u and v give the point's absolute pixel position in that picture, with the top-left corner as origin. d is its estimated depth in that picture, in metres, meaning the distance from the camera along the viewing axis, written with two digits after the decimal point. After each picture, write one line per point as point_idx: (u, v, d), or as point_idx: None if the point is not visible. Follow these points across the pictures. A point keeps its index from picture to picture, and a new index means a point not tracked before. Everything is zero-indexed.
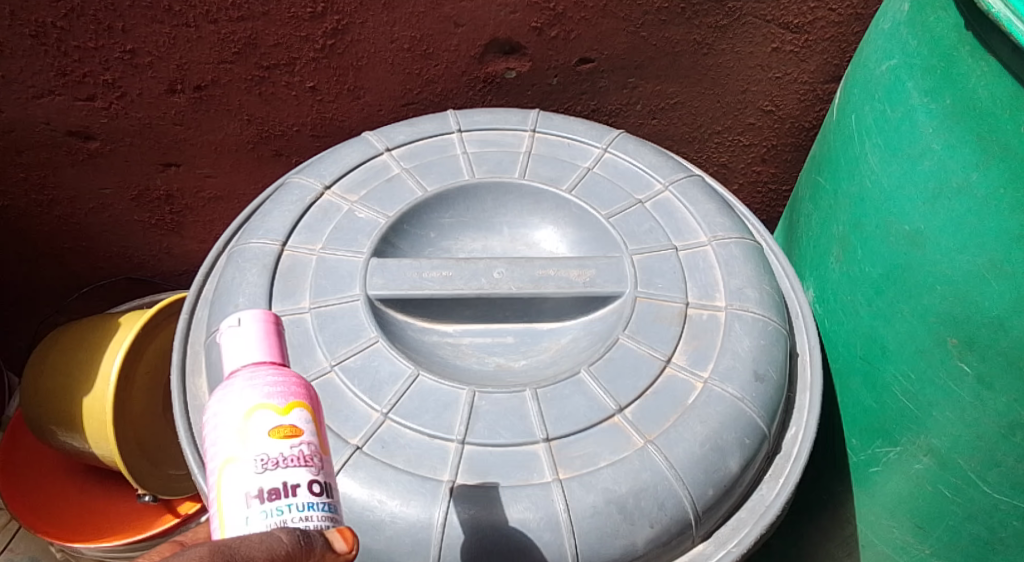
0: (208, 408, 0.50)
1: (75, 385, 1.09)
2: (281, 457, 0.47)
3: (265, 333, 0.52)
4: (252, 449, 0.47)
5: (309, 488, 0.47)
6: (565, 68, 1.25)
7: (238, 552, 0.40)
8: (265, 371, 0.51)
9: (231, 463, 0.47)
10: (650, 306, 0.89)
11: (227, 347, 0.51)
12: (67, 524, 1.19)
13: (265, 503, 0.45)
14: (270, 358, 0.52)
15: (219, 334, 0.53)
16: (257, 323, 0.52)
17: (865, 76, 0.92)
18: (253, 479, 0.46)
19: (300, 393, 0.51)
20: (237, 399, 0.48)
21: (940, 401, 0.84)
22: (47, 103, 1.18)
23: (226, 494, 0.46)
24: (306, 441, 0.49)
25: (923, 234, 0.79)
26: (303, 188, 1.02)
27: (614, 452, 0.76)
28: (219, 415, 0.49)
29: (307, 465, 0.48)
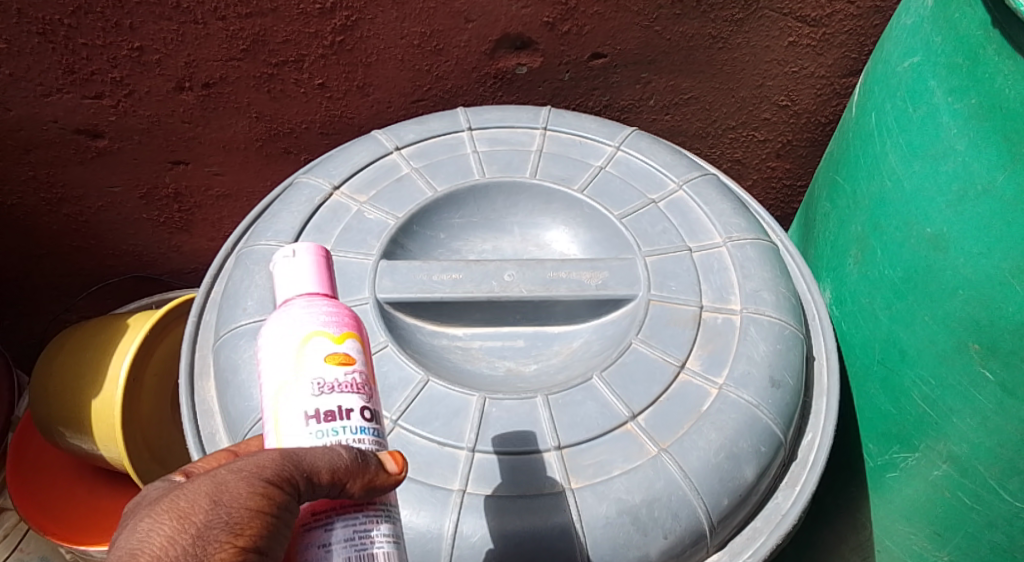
0: (263, 332, 0.52)
1: (84, 387, 1.09)
2: (337, 382, 0.48)
3: (318, 266, 0.55)
4: (309, 372, 0.48)
5: (361, 413, 0.49)
6: (577, 64, 1.23)
7: (304, 459, 0.44)
8: (318, 300, 0.53)
9: (287, 384, 0.48)
10: (663, 309, 0.87)
11: (285, 276, 0.54)
12: (77, 524, 1.19)
13: (322, 423, 0.47)
14: (323, 290, 0.55)
15: (275, 263, 0.55)
16: (311, 255, 0.56)
17: (886, 73, 0.89)
18: (310, 400, 0.48)
19: (351, 322, 0.53)
20: (294, 321, 0.50)
21: (961, 408, 0.81)
22: (55, 101, 1.18)
23: (284, 413, 0.48)
24: (358, 369, 0.50)
25: (945, 237, 0.76)
26: (312, 189, 1.01)
27: (627, 461, 0.75)
28: (277, 336, 0.51)
29: (360, 392, 0.49)
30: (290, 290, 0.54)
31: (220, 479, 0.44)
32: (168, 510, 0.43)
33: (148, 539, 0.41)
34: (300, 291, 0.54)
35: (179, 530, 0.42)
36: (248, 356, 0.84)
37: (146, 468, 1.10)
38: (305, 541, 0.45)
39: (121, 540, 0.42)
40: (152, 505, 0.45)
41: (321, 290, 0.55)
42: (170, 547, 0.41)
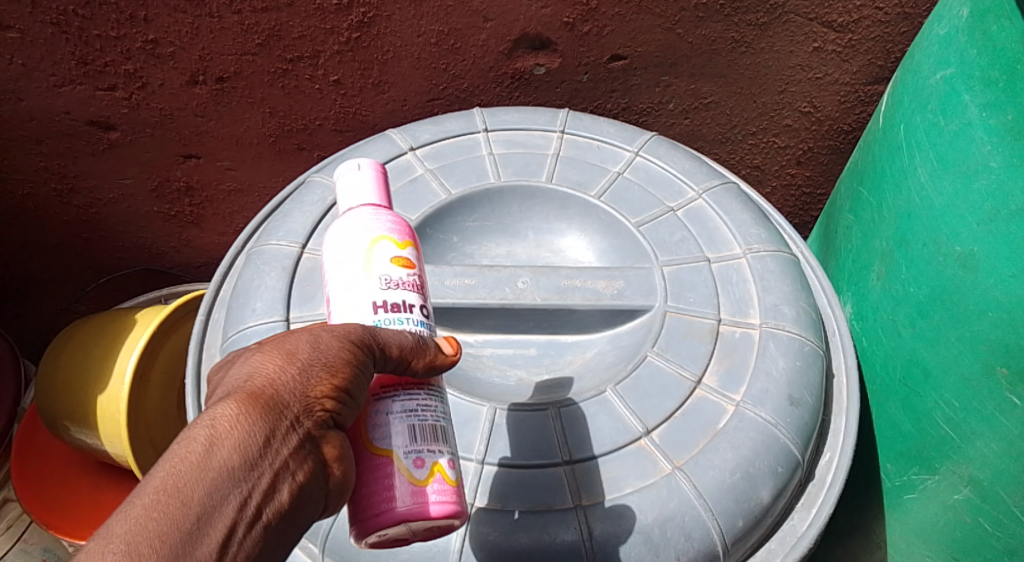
0: (330, 234, 0.59)
1: (91, 382, 1.08)
2: (400, 280, 0.56)
3: (379, 181, 0.63)
4: (378, 269, 0.55)
5: (419, 309, 0.56)
6: (596, 65, 1.21)
7: (378, 334, 0.50)
8: (380, 210, 0.60)
9: (356, 277, 0.55)
10: (680, 322, 0.85)
11: (350, 186, 0.61)
12: (81, 519, 1.19)
13: (387, 312, 0.54)
14: (383, 201, 0.62)
15: (341, 175, 0.62)
16: (373, 170, 0.63)
17: (916, 84, 0.86)
18: (378, 291, 0.55)
19: (407, 231, 0.60)
20: (362, 225, 0.58)
21: (985, 432, 0.78)
22: (68, 92, 1.17)
23: (352, 302, 0.54)
24: (416, 273, 0.58)
25: (976, 257, 0.73)
26: (324, 188, 0.99)
27: (640, 478, 0.74)
28: (345, 236, 0.57)
29: (417, 291, 0.57)
30: (354, 199, 0.61)
31: (316, 336, 0.49)
32: (276, 354, 0.48)
33: (251, 372, 0.48)
34: (364, 201, 0.61)
35: (286, 368, 0.48)
36: None
37: (151, 466, 1.09)
38: (373, 407, 0.51)
39: (230, 375, 0.49)
40: (262, 346, 0.50)
41: (381, 202, 0.62)
42: (268, 378, 0.47)
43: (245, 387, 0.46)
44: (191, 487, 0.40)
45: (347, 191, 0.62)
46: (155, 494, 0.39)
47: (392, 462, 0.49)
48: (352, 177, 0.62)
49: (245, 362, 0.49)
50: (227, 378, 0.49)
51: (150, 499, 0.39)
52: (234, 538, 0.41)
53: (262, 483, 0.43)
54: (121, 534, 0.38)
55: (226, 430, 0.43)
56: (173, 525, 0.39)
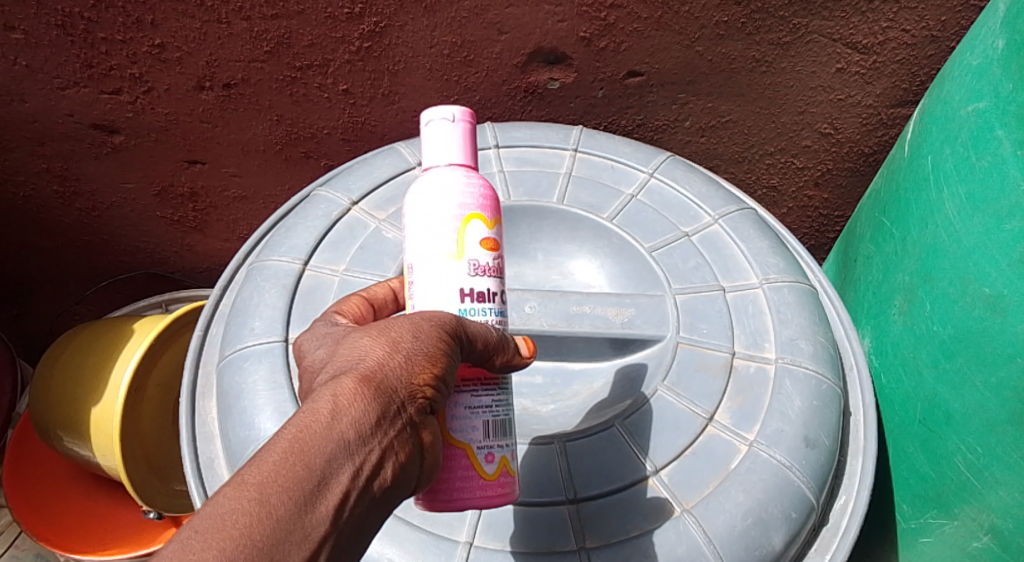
0: (412, 195, 0.58)
1: (86, 394, 1.07)
2: (486, 266, 0.56)
3: (467, 139, 0.60)
4: (468, 253, 0.55)
5: (498, 297, 0.57)
6: (612, 81, 1.18)
7: (467, 325, 0.51)
8: (468, 176, 0.58)
9: (446, 257, 0.55)
10: (692, 354, 0.82)
11: (439, 144, 0.58)
12: (72, 529, 1.18)
13: (473, 302, 0.55)
14: (468, 161, 0.59)
15: (429, 126, 0.59)
16: (459, 122, 0.59)
17: (945, 114, 0.82)
18: (466, 278, 0.55)
19: (493, 201, 0.59)
20: (453, 197, 0.56)
21: (1010, 481, 0.74)
22: (72, 95, 1.15)
23: (440, 284, 0.54)
24: (499, 255, 0.58)
25: (1006, 301, 0.69)
26: (329, 203, 0.97)
27: (646, 520, 0.71)
28: (435, 204, 0.56)
29: (498, 277, 0.57)
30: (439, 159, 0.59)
31: (417, 323, 0.48)
32: (380, 336, 0.47)
33: (361, 347, 0.46)
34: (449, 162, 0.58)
35: (390, 352, 0.46)
36: (254, 382, 0.81)
37: (144, 481, 1.08)
38: (452, 399, 0.54)
39: (337, 348, 0.48)
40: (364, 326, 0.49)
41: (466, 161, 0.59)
42: (380, 357, 0.45)
43: (359, 359, 0.45)
44: (315, 449, 0.39)
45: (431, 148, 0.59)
46: (282, 454, 0.39)
47: (467, 455, 0.53)
48: (439, 131, 0.59)
49: (353, 336, 0.48)
50: (335, 351, 0.48)
51: (278, 456, 0.39)
52: (347, 507, 0.40)
53: (372, 458, 0.42)
54: (253, 485, 0.37)
55: (345, 401, 0.42)
56: (299, 485, 0.38)
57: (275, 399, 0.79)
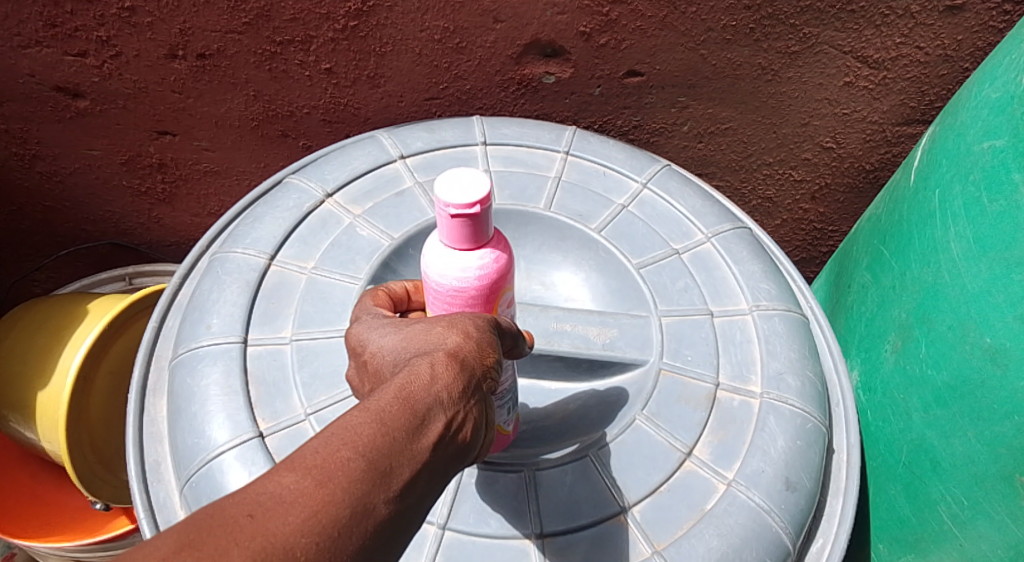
0: (426, 268, 0.53)
1: (33, 376, 1.01)
2: None
3: (480, 220, 0.50)
4: None
5: None
6: (610, 79, 1.12)
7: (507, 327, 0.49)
8: (481, 255, 0.52)
9: None
10: (674, 383, 0.78)
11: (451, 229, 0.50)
12: (13, 511, 1.12)
13: None
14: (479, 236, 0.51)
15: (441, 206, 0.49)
16: (473, 209, 0.48)
17: (957, 148, 0.78)
18: None
19: (507, 278, 0.54)
20: (467, 292, 0.53)
21: (993, 538, 0.70)
22: (33, 54, 1.06)
23: None
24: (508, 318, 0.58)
25: (1006, 353, 0.65)
26: (301, 193, 0.91)
27: (614, 560, 0.67)
28: (450, 296, 0.53)
29: None
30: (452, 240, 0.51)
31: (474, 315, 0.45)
32: (447, 324, 0.43)
33: (433, 331, 0.42)
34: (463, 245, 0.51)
35: (462, 336, 0.42)
36: (205, 385, 0.76)
37: (90, 471, 1.02)
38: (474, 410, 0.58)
39: (406, 331, 0.44)
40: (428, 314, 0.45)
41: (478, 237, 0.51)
42: (453, 337, 0.41)
43: (434, 337, 0.41)
44: (416, 397, 0.36)
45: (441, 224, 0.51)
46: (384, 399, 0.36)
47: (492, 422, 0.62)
48: (451, 216, 0.49)
49: (422, 322, 0.44)
50: (404, 337, 0.43)
51: (371, 403, 0.35)
52: (433, 467, 0.36)
53: (455, 423, 0.38)
54: (372, 412, 0.35)
55: (429, 368, 0.38)
56: (392, 435, 0.34)
57: (227, 406, 0.74)
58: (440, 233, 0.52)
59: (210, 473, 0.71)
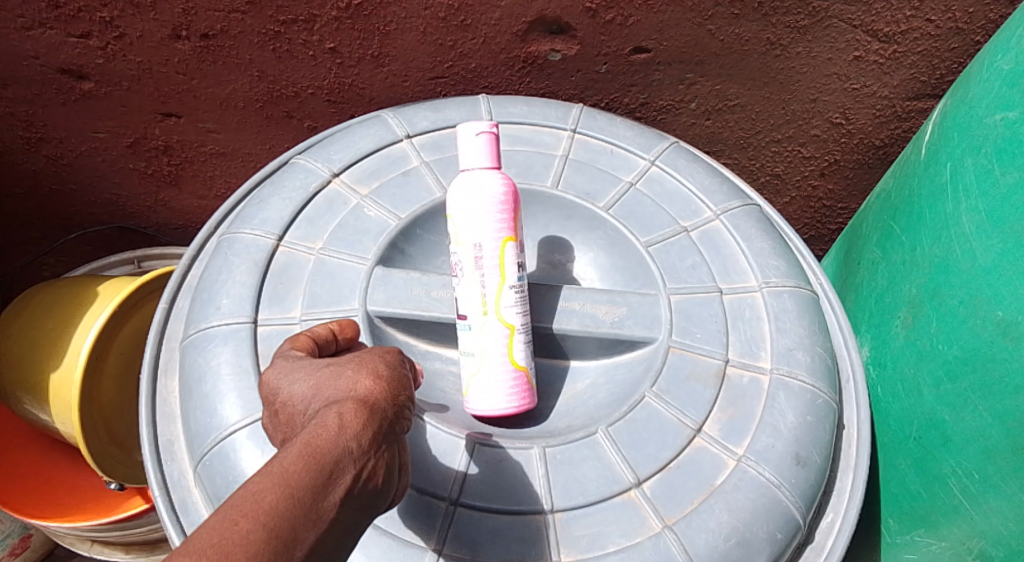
0: (453, 191, 0.73)
1: (45, 358, 1.02)
2: (506, 250, 0.73)
3: (490, 146, 0.72)
4: (491, 241, 0.72)
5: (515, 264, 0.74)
6: (617, 56, 1.11)
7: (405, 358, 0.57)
8: (493, 172, 0.73)
9: (476, 244, 0.72)
10: (683, 360, 0.78)
11: (470, 155, 0.72)
12: (29, 491, 1.14)
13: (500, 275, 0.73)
14: (495, 163, 0.73)
15: (461, 138, 0.72)
16: (489, 136, 0.72)
17: (968, 120, 0.77)
18: (489, 259, 0.72)
19: (511, 192, 0.74)
20: (480, 197, 0.72)
21: (1004, 509, 0.71)
22: (36, 36, 1.06)
23: (472, 260, 0.73)
24: (514, 233, 0.74)
25: (1019, 327, 0.65)
26: (307, 173, 0.90)
27: (625, 536, 0.67)
28: (468, 203, 0.72)
29: (515, 252, 0.74)
30: (473, 162, 0.73)
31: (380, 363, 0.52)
32: (357, 375, 0.50)
33: (344, 381, 0.49)
34: (481, 166, 0.72)
35: (371, 385, 0.49)
36: (217, 366, 0.76)
37: (103, 451, 1.03)
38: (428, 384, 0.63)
39: (315, 380, 0.51)
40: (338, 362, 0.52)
41: (494, 164, 0.73)
42: (363, 386, 0.49)
43: (344, 386, 0.49)
44: (327, 448, 0.43)
45: (466, 149, 0.73)
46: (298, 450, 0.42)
47: (513, 336, 0.73)
48: (472, 142, 0.72)
49: (331, 370, 0.51)
50: (317, 387, 0.50)
51: (285, 455, 0.42)
52: (345, 513, 0.43)
53: (365, 471, 0.45)
54: (287, 463, 0.42)
55: (337, 420, 0.45)
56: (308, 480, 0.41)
57: (239, 386, 0.74)
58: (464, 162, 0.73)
59: (224, 451, 0.72)
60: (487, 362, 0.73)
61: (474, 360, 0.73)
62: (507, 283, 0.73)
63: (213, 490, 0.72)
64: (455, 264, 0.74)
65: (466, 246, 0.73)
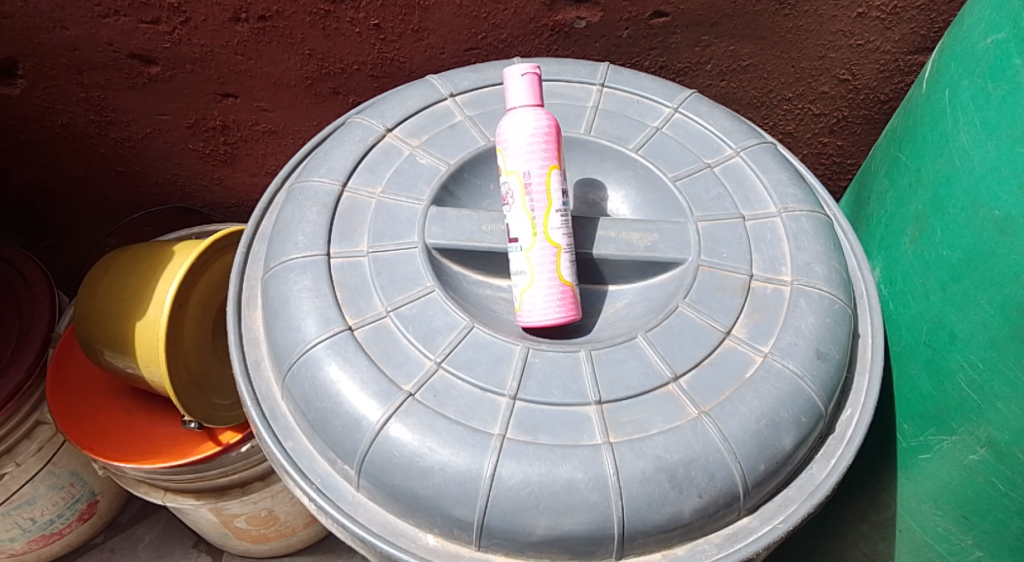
0: (503, 128, 0.83)
1: (131, 309, 1.13)
2: (551, 178, 0.83)
3: (531, 85, 0.83)
4: (537, 170, 0.82)
5: (560, 192, 0.84)
6: (637, 21, 1.20)
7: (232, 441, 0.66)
8: (536, 109, 0.83)
9: (522, 173, 0.82)
10: (712, 276, 0.87)
11: (515, 94, 0.83)
12: (113, 439, 1.23)
13: (546, 200, 0.82)
14: (538, 100, 0.83)
15: (506, 80, 0.83)
16: (530, 76, 0.83)
17: (964, 49, 0.85)
18: (537, 187, 0.82)
19: (554, 129, 0.83)
20: (526, 131, 0.82)
21: (1008, 395, 0.79)
22: (113, 23, 1.17)
23: (521, 189, 0.83)
24: (558, 164, 0.84)
25: (1014, 222, 0.73)
26: (364, 129, 1.01)
27: (666, 421, 0.76)
28: (516, 136, 0.82)
29: (560, 182, 0.84)
30: (516, 100, 0.83)
31: None
32: None
33: None
34: (524, 103, 0.83)
35: None
36: (298, 290, 0.86)
37: (185, 392, 1.14)
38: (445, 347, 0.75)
39: None
40: None
41: (536, 101, 0.83)
42: None
43: None
44: None
45: (512, 89, 0.83)
46: None
47: (560, 253, 0.83)
48: (516, 81, 0.83)
49: None
50: None
51: None
52: None
53: None
54: None
55: None
56: None
57: (319, 305, 0.84)
58: (510, 102, 0.84)
59: (309, 361, 0.82)
60: (537, 279, 0.82)
61: (526, 277, 0.83)
62: (553, 207, 0.83)
63: (301, 394, 0.82)
64: (506, 192, 0.84)
65: (515, 173, 0.83)
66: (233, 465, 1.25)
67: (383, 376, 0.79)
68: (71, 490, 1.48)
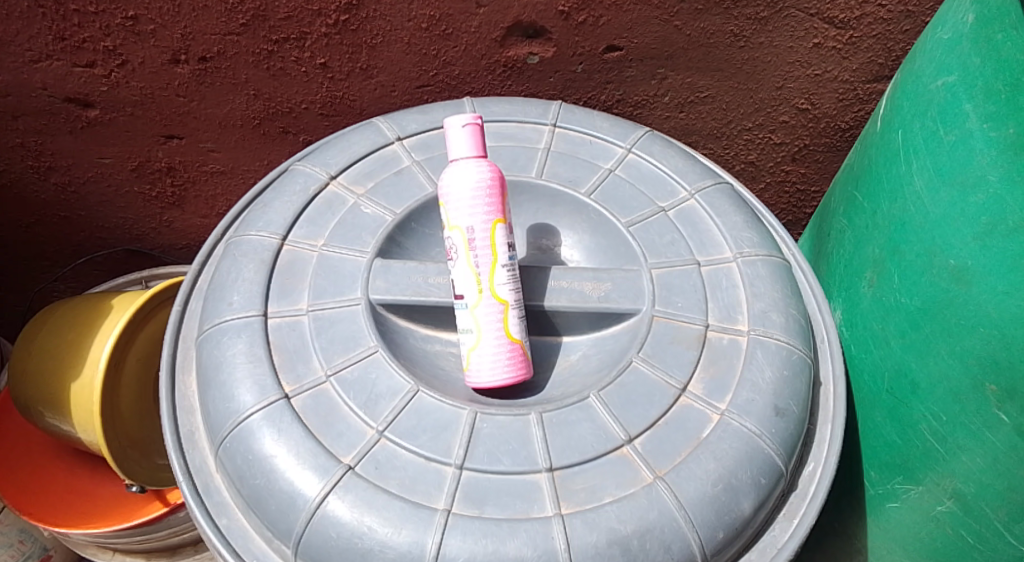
0: (446, 180, 0.80)
1: (65, 368, 1.07)
2: (496, 233, 0.79)
3: (472, 134, 0.79)
4: (480, 225, 0.79)
5: (506, 246, 0.80)
6: (591, 55, 1.18)
7: None
8: (479, 161, 0.80)
9: (464, 229, 0.79)
10: (667, 327, 0.84)
11: (455, 144, 0.79)
12: (52, 501, 1.18)
13: (492, 256, 0.79)
14: (480, 151, 0.80)
15: (447, 130, 0.80)
16: (472, 124, 0.79)
17: (916, 89, 0.84)
18: (482, 243, 0.79)
19: (499, 181, 0.81)
20: (470, 182, 0.79)
21: (972, 447, 0.76)
22: (45, 68, 1.12)
23: (463, 243, 0.79)
24: (503, 219, 0.80)
25: (969, 272, 0.71)
26: (307, 177, 0.96)
27: (620, 487, 0.72)
28: (458, 189, 0.79)
29: (506, 235, 0.80)
30: (458, 152, 0.80)
31: None
32: None
33: None
34: (466, 155, 0.79)
35: None
36: (232, 356, 0.81)
37: (125, 454, 1.09)
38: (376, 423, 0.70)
39: None
40: None
41: (479, 152, 0.80)
42: None
43: None
44: None
45: (454, 141, 0.80)
46: None
47: (507, 311, 0.79)
48: (459, 130, 0.79)
49: None
50: None
51: None
52: None
53: None
54: None
55: None
56: None
57: (254, 372, 0.79)
58: (452, 152, 0.80)
59: (243, 433, 0.77)
60: (484, 338, 0.79)
61: (472, 336, 0.79)
62: (499, 262, 0.79)
63: (234, 469, 0.77)
64: (450, 248, 0.81)
65: (458, 229, 0.79)
66: (183, 525, 1.20)
67: (321, 449, 0.74)
68: (21, 547, 1.36)
